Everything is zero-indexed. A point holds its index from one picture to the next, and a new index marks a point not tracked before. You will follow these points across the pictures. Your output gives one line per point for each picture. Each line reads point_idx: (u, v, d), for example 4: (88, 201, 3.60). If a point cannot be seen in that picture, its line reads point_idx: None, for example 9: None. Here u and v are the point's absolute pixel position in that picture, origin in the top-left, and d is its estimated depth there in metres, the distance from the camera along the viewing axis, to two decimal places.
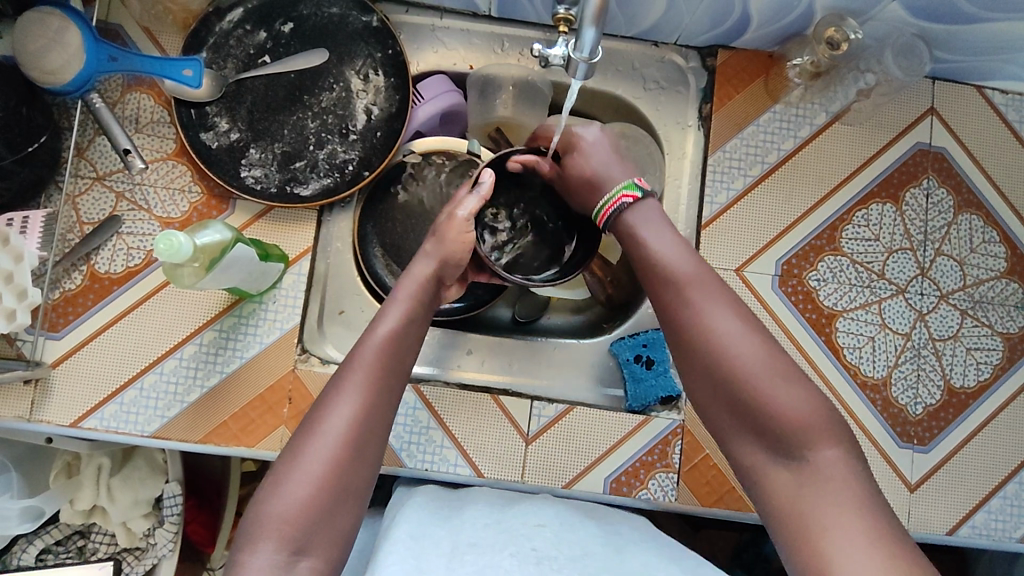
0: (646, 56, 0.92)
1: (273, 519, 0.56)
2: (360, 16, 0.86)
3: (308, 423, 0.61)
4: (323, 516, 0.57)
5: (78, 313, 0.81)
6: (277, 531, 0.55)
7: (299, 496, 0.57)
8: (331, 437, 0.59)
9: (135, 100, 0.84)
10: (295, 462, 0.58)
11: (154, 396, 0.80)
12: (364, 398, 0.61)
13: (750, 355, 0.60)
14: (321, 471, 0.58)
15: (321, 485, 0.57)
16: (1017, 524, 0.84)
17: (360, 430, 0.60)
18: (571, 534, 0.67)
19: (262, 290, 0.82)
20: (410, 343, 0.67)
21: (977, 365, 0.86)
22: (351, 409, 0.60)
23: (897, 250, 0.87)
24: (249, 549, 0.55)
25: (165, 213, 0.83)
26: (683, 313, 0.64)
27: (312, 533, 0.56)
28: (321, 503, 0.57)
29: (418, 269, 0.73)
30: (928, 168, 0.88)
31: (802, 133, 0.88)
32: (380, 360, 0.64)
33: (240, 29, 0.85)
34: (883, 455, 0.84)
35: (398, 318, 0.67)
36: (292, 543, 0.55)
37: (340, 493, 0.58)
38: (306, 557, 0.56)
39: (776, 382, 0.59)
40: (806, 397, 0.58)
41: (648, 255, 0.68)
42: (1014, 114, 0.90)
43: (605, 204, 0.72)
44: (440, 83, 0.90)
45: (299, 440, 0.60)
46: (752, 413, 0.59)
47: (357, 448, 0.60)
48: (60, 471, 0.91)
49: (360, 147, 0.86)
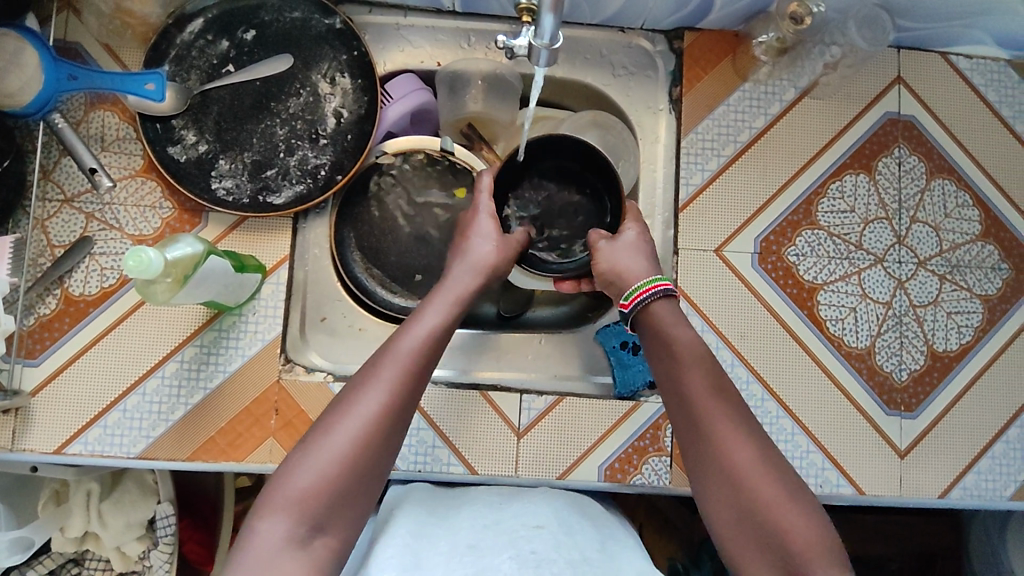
0: (614, 43, 0.92)
1: (297, 492, 0.55)
2: (323, 19, 0.85)
3: (343, 400, 0.60)
4: (338, 496, 0.56)
5: (55, 338, 0.79)
6: (295, 504, 0.55)
7: (325, 472, 0.56)
8: (363, 418, 0.58)
9: (100, 118, 0.83)
10: (322, 439, 0.57)
11: (138, 418, 0.79)
12: (403, 385, 0.60)
13: (761, 465, 0.60)
14: (349, 447, 0.57)
15: (348, 463, 0.57)
16: (1007, 482, 0.85)
17: (392, 421, 0.59)
18: (568, 539, 0.64)
19: (240, 302, 0.81)
20: (448, 334, 0.66)
21: (958, 329, 0.87)
22: (390, 399, 0.59)
23: (873, 219, 0.87)
24: (260, 532, 0.54)
25: (137, 230, 0.82)
26: (703, 417, 0.63)
27: (331, 510, 0.56)
28: (343, 482, 0.56)
29: (460, 275, 0.72)
30: (898, 136, 0.89)
31: (773, 110, 0.88)
32: (422, 355, 0.63)
33: (202, 39, 0.84)
34: (871, 422, 0.85)
35: (442, 314, 0.67)
36: (311, 518, 0.55)
37: (364, 474, 0.57)
38: (321, 536, 0.55)
39: (785, 505, 0.58)
40: (812, 520, 0.58)
41: (672, 348, 0.67)
42: (980, 78, 0.91)
43: (644, 286, 0.70)
44: (408, 82, 0.90)
45: (334, 419, 0.58)
46: (759, 525, 0.58)
47: (385, 436, 0.59)
48: (49, 499, 0.90)
49: (332, 151, 0.85)
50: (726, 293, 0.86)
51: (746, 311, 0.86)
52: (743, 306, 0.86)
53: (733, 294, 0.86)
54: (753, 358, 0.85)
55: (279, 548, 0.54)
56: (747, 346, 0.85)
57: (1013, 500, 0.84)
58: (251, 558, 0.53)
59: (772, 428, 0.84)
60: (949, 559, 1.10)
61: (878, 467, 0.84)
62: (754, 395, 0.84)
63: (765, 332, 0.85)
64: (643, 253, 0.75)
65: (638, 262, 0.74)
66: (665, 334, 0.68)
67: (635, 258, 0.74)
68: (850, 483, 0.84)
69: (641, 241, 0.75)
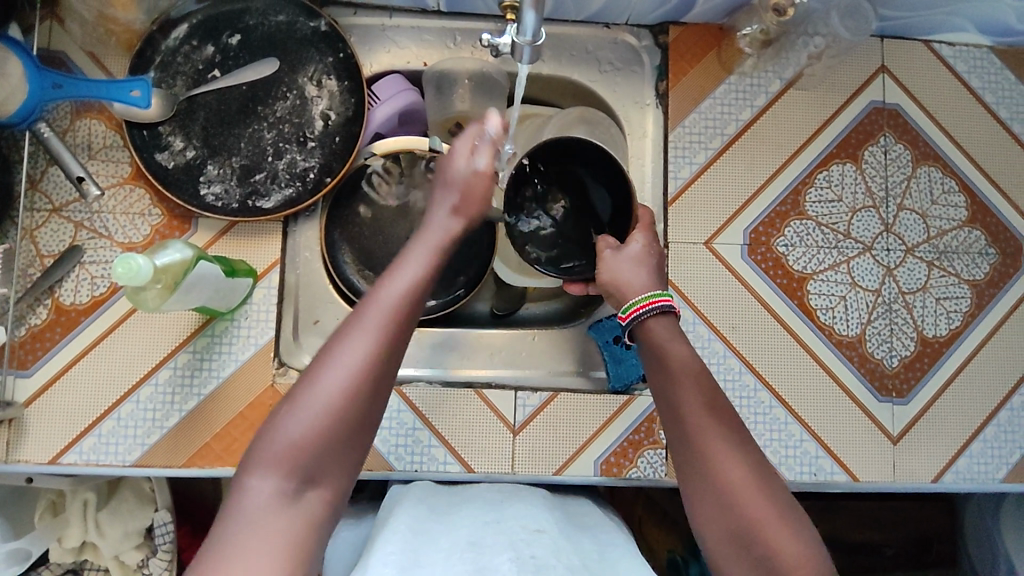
0: (599, 39, 0.93)
1: (286, 450, 0.54)
2: (308, 22, 0.85)
3: (328, 351, 0.58)
4: (326, 445, 0.55)
5: (47, 348, 0.79)
6: (285, 459, 0.54)
7: (313, 428, 0.55)
8: (349, 370, 0.56)
9: (86, 127, 0.82)
10: (308, 389, 0.56)
11: (132, 425, 0.79)
12: (390, 333, 0.58)
13: (755, 485, 0.59)
14: (337, 400, 0.56)
15: (336, 417, 0.55)
16: (999, 465, 0.85)
17: (379, 370, 0.57)
18: (569, 545, 0.65)
19: (232, 307, 0.81)
20: (435, 275, 0.63)
21: (947, 314, 0.87)
22: (376, 349, 0.57)
23: (860, 208, 0.88)
24: (251, 488, 0.54)
25: (127, 238, 0.82)
26: (696, 434, 0.62)
27: (320, 461, 0.55)
28: (333, 436, 0.56)
29: (442, 217, 0.66)
30: (883, 125, 0.89)
31: (759, 102, 0.89)
32: (408, 302, 0.60)
33: (186, 45, 0.84)
34: (863, 409, 0.85)
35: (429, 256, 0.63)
36: (303, 473, 0.54)
37: (353, 426, 0.56)
38: (313, 489, 0.55)
39: (776, 523, 0.58)
40: (803, 537, 0.58)
41: (666, 365, 0.66)
42: (962, 65, 0.91)
43: (642, 302, 0.68)
44: (395, 82, 0.90)
45: (320, 372, 0.57)
46: (750, 543, 0.58)
47: (371, 385, 0.57)
48: (45, 510, 0.89)
49: (320, 153, 0.85)
50: (717, 285, 0.86)
51: (737, 302, 0.86)
52: (734, 298, 0.86)
53: (724, 286, 0.86)
54: (745, 349, 0.85)
55: (271, 504, 0.53)
56: (739, 337, 0.86)
57: (1006, 482, 0.85)
58: (240, 521, 0.52)
59: (766, 418, 0.84)
60: (944, 543, 1.11)
61: (871, 453, 0.85)
62: (747, 386, 0.85)
63: (757, 323, 0.86)
64: (645, 266, 0.73)
65: (641, 277, 0.72)
66: (660, 350, 0.67)
67: (636, 270, 0.72)
68: (845, 471, 0.84)
69: (646, 256, 0.74)
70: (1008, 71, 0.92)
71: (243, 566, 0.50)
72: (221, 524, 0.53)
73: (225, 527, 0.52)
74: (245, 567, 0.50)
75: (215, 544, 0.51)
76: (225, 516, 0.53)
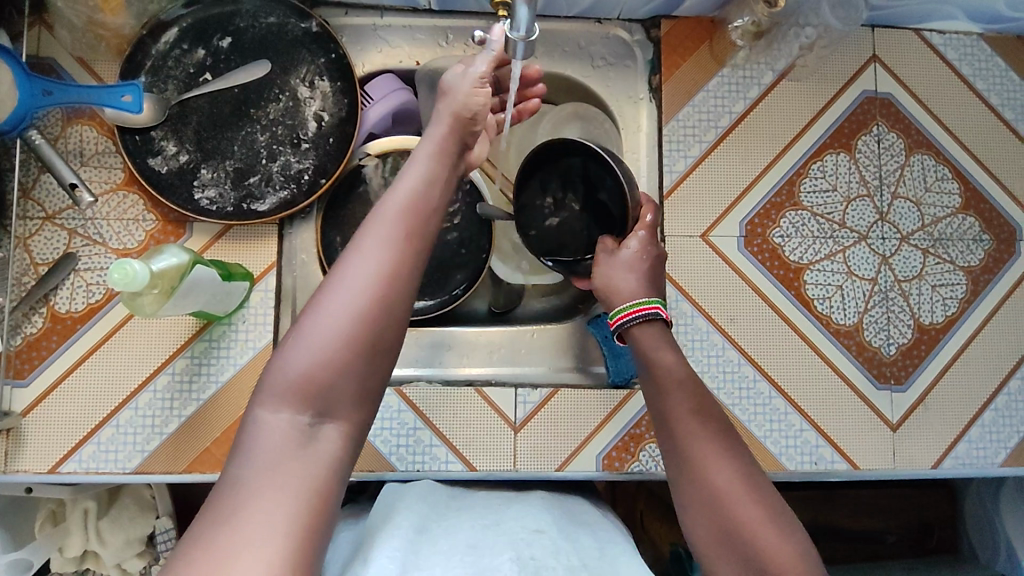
0: (591, 34, 0.93)
1: (296, 379, 0.52)
2: (299, 23, 0.85)
3: (331, 277, 0.55)
4: (341, 369, 0.53)
5: (44, 356, 0.79)
6: (298, 389, 0.52)
7: (324, 354, 0.52)
8: (357, 292, 0.54)
9: (78, 133, 0.82)
10: (318, 312, 0.54)
11: (131, 432, 0.79)
12: (394, 250, 0.56)
13: (742, 489, 0.59)
14: (348, 321, 0.53)
15: (349, 341, 0.53)
16: (998, 450, 0.86)
17: (388, 290, 0.55)
18: (568, 545, 0.64)
19: (229, 311, 0.80)
20: (435, 193, 0.61)
21: (943, 301, 0.88)
22: (382, 267, 0.55)
23: (855, 198, 0.88)
24: (263, 425, 0.51)
25: (121, 244, 0.81)
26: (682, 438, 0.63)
27: (334, 390, 0.53)
28: (346, 362, 0.53)
29: (437, 132, 0.65)
30: (876, 114, 0.90)
31: (751, 94, 0.89)
32: (409, 220, 0.58)
33: (177, 49, 0.84)
34: (863, 398, 0.86)
35: (426, 174, 0.61)
36: (317, 403, 0.52)
37: (366, 351, 0.54)
38: (331, 420, 0.53)
39: (762, 526, 0.57)
40: (791, 539, 0.57)
41: (653, 374, 0.66)
42: (953, 53, 0.92)
43: (630, 308, 0.68)
44: (388, 82, 0.90)
45: (325, 298, 0.54)
46: (738, 546, 0.57)
47: (383, 302, 0.55)
48: (46, 520, 0.89)
49: (314, 155, 0.85)
50: (715, 278, 0.86)
51: (735, 294, 0.86)
52: (732, 290, 0.86)
53: (722, 278, 0.86)
54: (744, 341, 0.86)
55: (286, 439, 0.51)
56: (737, 329, 0.86)
57: (1005, 467, 0.86)
58: (253, 459, 0.50)
59: (766, 409, 0.85)
60: (946, 528, 1.12)
61: (871, 441, 0.85)
62: (746, 377, 0.85)
63: (754, 314, 0.86)
64: (637, 271, 0.71)
65: (630, 282, 0.71)
66: (646, 359, 0.67)
67: (626, 276, 0.71)
68: (845, 459, 0.85)
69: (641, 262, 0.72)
70: (998, 58, 0.92)
71: (257, 507, 0.47)
72: (233, 464, 0.50)
73: (239, 467, 0.50)
74: (262, 505, 0.47)
75: (229, 484, 0.49)
76: (237, 457, 0.51)
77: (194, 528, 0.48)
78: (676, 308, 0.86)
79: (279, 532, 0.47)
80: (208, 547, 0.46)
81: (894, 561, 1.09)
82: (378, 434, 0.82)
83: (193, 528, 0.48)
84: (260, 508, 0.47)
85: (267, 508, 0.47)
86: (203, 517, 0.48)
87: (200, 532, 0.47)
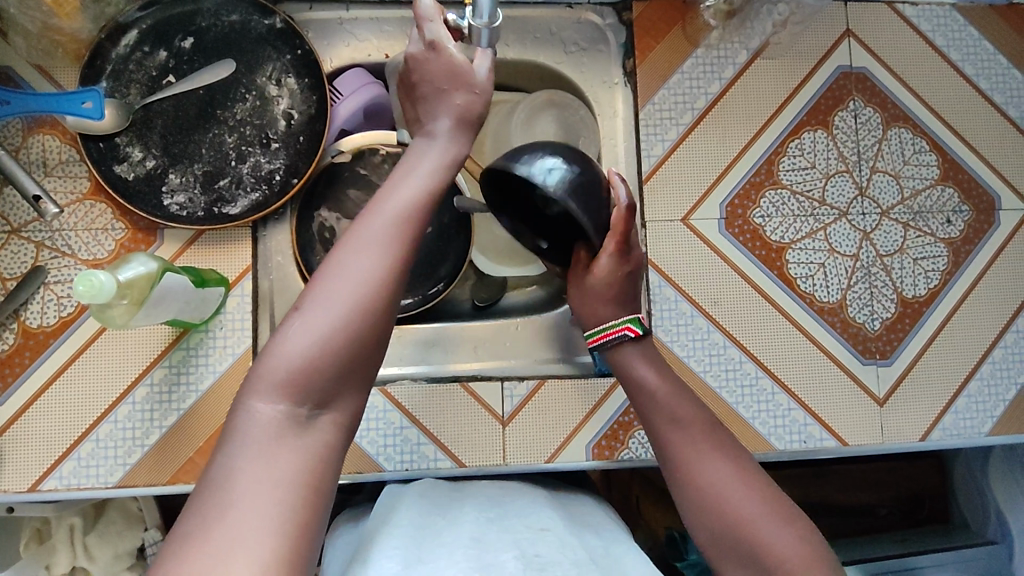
0: (563, 19, 0.92)
1: (297, 366, 0.50)
2: (262, 20, 0.83)
3: (333, 266, 0.54)
4: (343, 363, 0.52)
5: (17, 374, 0.77)
6: (294, 380, 0.50)
7: (326, 343, 0.51)
8: (361, 282, 0.53)
9: (40, 143, 0.79)
10: (319, 301, 0.52)
11: (112, 446, 0.77)
12: (399, 243, 0.55)
13: (718, 463, 0.64)
14: (349, 313, 0.52)
15: (350, 331, 0.52)
16: (985, 419, 0.86)
17: (393, 284, 0.54)
18: (574, 540, 0.63)
19: (206, 318, 0.79)
20: (442, 189, 0.60)
21: (925, 274, 0.88)
22: (389, 259, 0.54)
23: (834, 174, 0.88)
24: (241, 421, 0.49)
25: (91, 255, 0.79)
26: (665, 433, 0.67)
27: (336, 382, 0.52)
28: (348, 351, 0.52)
29: (440, 124, 0.64)
30: (852, 89, 0.89)
31: (727, 73, 0.88)
32: (417, 213, 0.57)
33: (137, 51, 0.81)
34: (850, 375, 0.86)
35: (430, 169, 0.60)
36: (316, 393, 0.51)
37: (366, 342, 0.53)
38: (328, 411, 0.52)
39: (738, 492, 0.61)
40: (768, 501, 0.61)
41: (632, 381, 0.71)
42: (927, 25, 0.91)
43: (612, 326, 0.73)
44: (356, 77, 0.88)
45: (329, 285, 0.53)
46: (722, 518, 0.60)
47: (385, 297, 0.53)
48: (30, 539, 0.89)
49: (285, 154, 0.83)
50: (698, 262, 0.86)
51: (720, 276, 0.86)
52: (715, 273, 0.86)
53: (705, 262, 0.86)
54: (729, 323, 0.85)
55: (279, 429, 0.49)
56: (721, 311, 0.86)
57: (992, 436, 0.86)
58: (242, 452, 0.48)
59: (753, 389, 0.84)
60: (937, 498, 1.13)
61: (859, 417, 0.85)
62: (732, 359, 0.85)
63: (737, 295, 0.86)
64: (605, 297, 0.73)
65: (599, 306, 0.74)
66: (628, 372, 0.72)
67: (597, 300, 0.74)
68: (834, 436, 0.85)
69: (605, 286, 0.73)
70: (971, 28, 0.92)
71: (244, 511, 0.45)
72: (212, 470, 0.48)
73: (221, 468, 0.48)
74: (250, 512, 0.45)
75: (209, 485, 0.47)
76: (221, 450, 0.49)
77: (180, 527, 0.46)
78: (659, 293, 0.85)
79: (273, 530, 0.45)
80: (200, 545, 0.44)
81: (886, 534, 1.10)
82: (364, 435, 0.81)
83: (183, 522, 0.46)
84: (248, 512, 0.45)
85: (256, 515, 0.45)
86: (195, 510, 0.46)
87: (190, 529, 0.45)
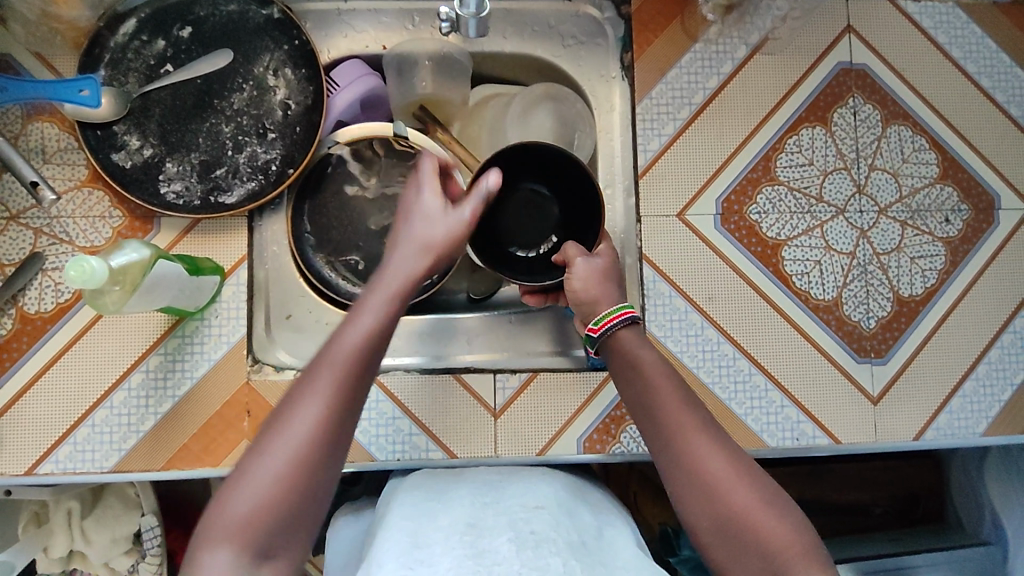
0: (561, 13, 0.92)
1: (242, 522, 0.55)
2: (260, 10, 0.83)
3: (280, 419, 0.58)
4: (288, 511, 0.56)
5: (15, 359, 0.78)
6: (239, 534, 0.55)
7: (269, 498, 0.56)
8: (304, 438, 0.57)
9: (39, 130, 0.80)
10: (263, 453, 0.57)
11: (107, 431, 0.78)
12: (340, 392, 0.59)
13: (716, 451, 0.63)
14: (290, 468, 0.56)
15: (291, 484, 0.56)
16: (979, 419, 0.86)
17: (337, 427, 0.59)
18: (569, 519, 0.64)
19: (200, 306, 0.79)
20: (384, 334, 0.63)
21: (922, 273, 0.87)
22: (329, 409, 0.58)
23: (831, 171, 0.87)
24: (197, 569, 0.54)
25: (89, 242, 0.80)
26: (663, 416, 0.65)
27: (281, 531, 0.56)
28: (291, 503, 0.56)
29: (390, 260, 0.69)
30: (852, 86, 0.88)
31: (726, 68, 0.88)
32: (360, 361, 0.61)
33: (136, 40, 0.82)
34: (843, 374, 0.85)
35: (374, 311, 0.64)
36: (262, 545, 0.55)
37: (309, 491, 0.57)
38: (273, 559, 0.55)
39: (738, 482, 0.61)
40: (766, 491, 0.61)
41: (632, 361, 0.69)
42: (928, 21, 0.90)
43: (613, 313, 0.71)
44: (354, 68, 0.89)
45: (277, 436, 0.57)
46: (719, 507, 0.60)
47: (325, 448, 0.58)
48: (29, 522, 0.90)
49: (281, 144, 0.83)
50: (693, 258, 0.86)
51: (715, 272, 0.86)
52: (710, 269, 0.86)
53: (699, 259, 0.86)
54: (722, 318, 0.85)
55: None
56: (715, 307, 0.85)
57: (987, 436, 0.86)
58: None
59: (746, 385, 0.84)
60: (932, 498, 1.13)
61: (853, 414, 0.85)
62: (726, 355, 0.85)
63: (731, 292, 0.86)
64: (612, 279, 0.74)
65: (611, 291, 0.73)
66: (630, 353, 0.69)
67: (606, 285, 0.73)
68: (827, 434, 0.85)
69: (610, 267, 0.75)
70: (975, 25, 0.91)
71: None
72: None
73: None
74: None
75: None
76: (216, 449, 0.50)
77: None
78: (653, 288, 0.85)
79: None
80: None
81: (880, 533, 1.10)
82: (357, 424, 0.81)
83: None
84: None
85: None
86: None
87: None
